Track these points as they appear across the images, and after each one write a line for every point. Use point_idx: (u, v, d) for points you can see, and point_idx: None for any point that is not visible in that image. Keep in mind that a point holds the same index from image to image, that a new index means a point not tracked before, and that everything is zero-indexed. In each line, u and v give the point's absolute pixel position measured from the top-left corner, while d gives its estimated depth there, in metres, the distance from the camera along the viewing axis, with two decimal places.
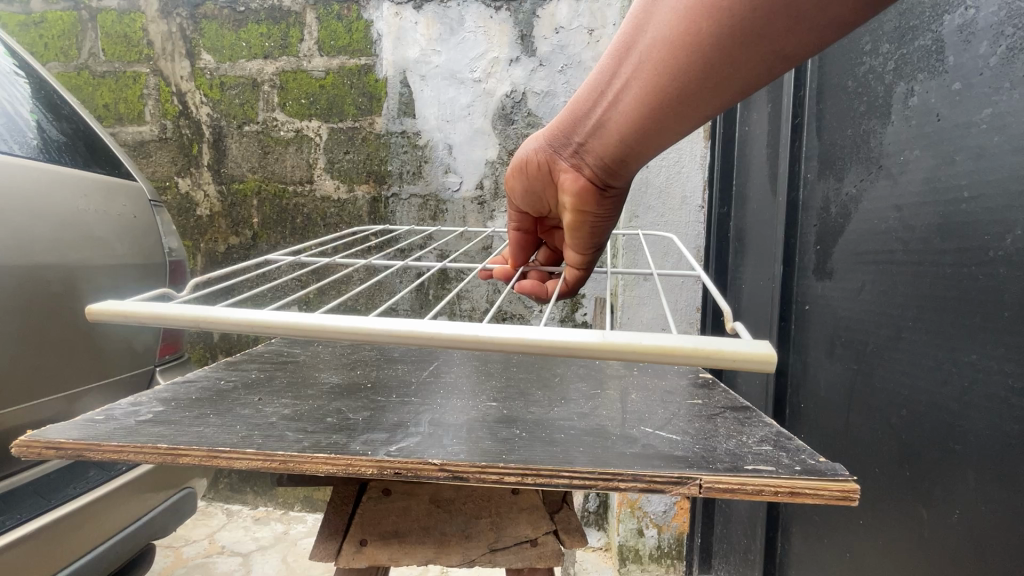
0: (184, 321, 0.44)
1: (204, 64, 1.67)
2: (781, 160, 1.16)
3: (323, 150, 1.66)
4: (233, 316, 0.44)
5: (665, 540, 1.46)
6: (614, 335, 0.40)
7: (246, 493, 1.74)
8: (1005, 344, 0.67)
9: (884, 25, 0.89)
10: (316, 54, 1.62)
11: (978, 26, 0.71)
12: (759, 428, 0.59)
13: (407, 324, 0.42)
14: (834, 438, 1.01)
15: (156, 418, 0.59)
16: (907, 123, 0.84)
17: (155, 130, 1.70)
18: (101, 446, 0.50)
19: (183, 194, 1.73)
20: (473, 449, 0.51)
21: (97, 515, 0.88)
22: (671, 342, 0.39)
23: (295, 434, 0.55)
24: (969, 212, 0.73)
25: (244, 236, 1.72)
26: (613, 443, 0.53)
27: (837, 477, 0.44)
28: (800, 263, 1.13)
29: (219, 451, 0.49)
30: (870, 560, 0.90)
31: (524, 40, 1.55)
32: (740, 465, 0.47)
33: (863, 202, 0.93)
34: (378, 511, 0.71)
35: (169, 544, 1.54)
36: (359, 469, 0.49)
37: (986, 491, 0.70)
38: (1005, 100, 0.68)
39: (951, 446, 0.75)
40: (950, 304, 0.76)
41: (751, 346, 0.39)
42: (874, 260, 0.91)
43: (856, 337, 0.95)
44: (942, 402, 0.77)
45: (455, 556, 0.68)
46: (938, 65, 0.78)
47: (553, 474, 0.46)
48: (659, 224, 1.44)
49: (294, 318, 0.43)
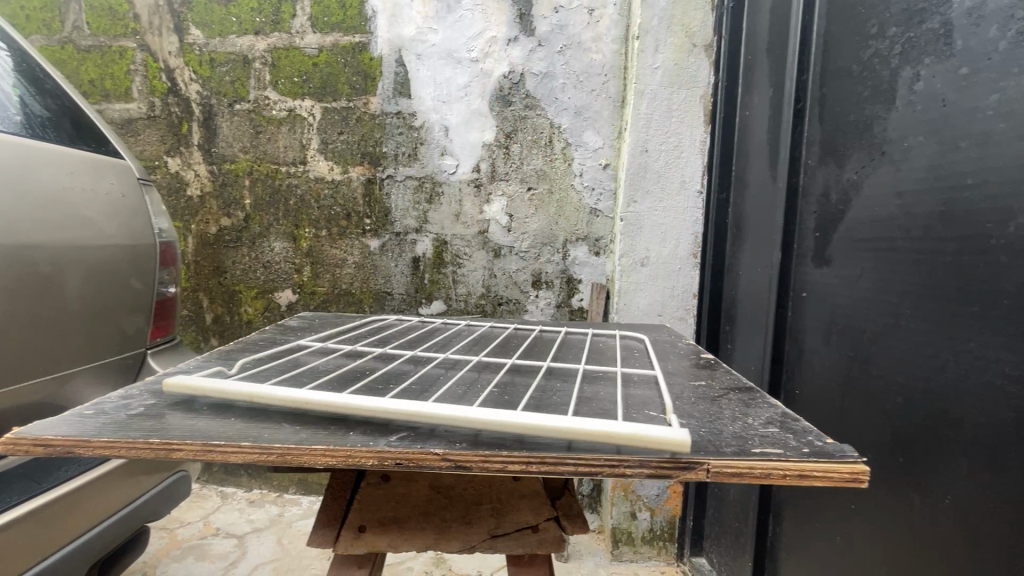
0: (241, 396, 0.54)
1: (192, 39, 1.62)
2: (782, 145, 1.15)
3: (316, 131, 1.63)
4: (278, 392, 0.53)
5: (657, 522, 1.49)
6: (564, 419, 0.47)
7: (240, 475, 1.74)
8: (1004, 333, 0.68)
9: (891, 7, 0.88)
10: (310, 31, 1.58)
11: (988, 9, 0.70)
12: (764, 409, 0.58)
13: (416, 403, 0.51)
14: (828, 425, 1.01)
15: (148, 411, 0.56)
16: (911, 108, 0.83)
17: (142, 107, 1.65)
18: (92, 442, 0.48)
19: (173, 174, 1.69)
20: (473, 433, 0.50)
21: (92, 496, 0.87)
22: (611, 429, 0.46)
23: (292, 425, 0.53)
24: (971, 200, 0.73)
25: (235, 218, 1.69)
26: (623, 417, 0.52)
27: (845, 459, 0.44)
28: (798, 249, 1.12)
29: (214, 445, 0.48)
30: (861, 543, 0.91)
31: (522, 19, 1.52)
32: (748, 448, 0.47)
33: (863, 189, 0.93)
34: (378, 497, 0.71)
35: (163, 525, 1.53)
36: (358, 461, 0.48)
37: (978, 476, 0.71)
38: (1013, 86, 0.67)
39: (944, 433, 0.76)
40: (949, 294, 0.76)
41: (671, 431, 0.45)
42: (873, 248, 0.90)
43: (854, 325, 0.95)
44: (938, 390, 0.77)
45: (455, 543, 0.68)
46: (945, 49, 0.77)
47: (558, 461, 0.46)
48: (657, 210, 1.44)
49: (328, 398, 0.52)
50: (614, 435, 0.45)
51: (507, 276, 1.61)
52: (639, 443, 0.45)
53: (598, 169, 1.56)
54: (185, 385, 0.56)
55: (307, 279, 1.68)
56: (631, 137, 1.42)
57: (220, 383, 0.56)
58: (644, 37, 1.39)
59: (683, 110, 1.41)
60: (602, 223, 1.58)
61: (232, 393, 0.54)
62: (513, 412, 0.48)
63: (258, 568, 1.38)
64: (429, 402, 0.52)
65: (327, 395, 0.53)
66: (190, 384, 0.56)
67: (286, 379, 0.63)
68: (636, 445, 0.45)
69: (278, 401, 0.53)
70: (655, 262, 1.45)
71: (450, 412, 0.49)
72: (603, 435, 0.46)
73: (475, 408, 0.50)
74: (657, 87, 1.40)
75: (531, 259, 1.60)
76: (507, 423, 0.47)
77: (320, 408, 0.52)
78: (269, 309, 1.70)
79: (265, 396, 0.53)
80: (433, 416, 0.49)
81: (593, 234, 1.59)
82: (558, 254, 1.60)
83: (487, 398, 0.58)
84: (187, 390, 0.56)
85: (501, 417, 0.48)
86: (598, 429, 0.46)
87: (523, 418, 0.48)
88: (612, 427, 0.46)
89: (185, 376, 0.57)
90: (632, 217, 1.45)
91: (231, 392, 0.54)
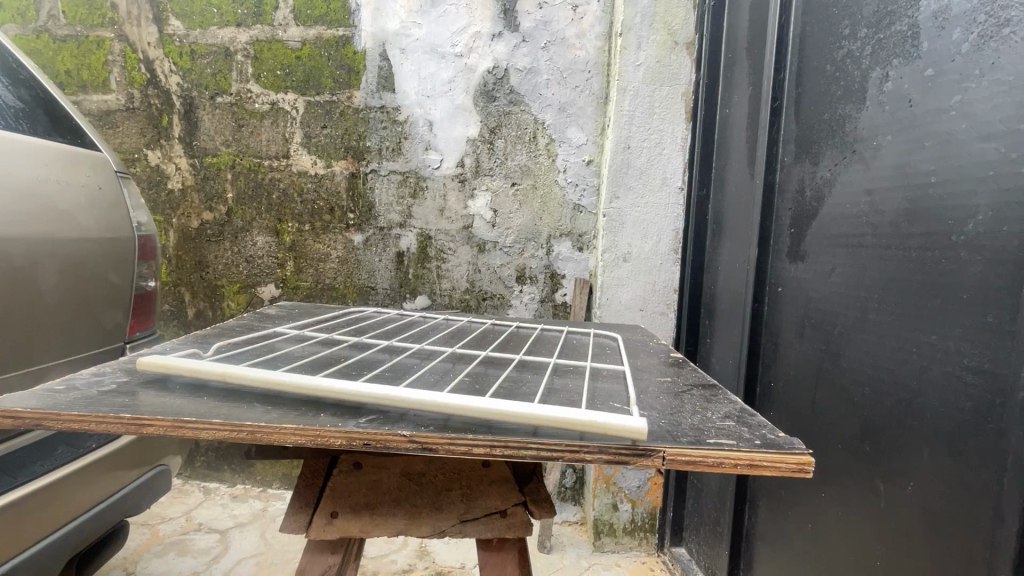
0: (214, 376, 0.55)
1: (172, 30, 1.60)
2: (760, 144, 1.17)
3: (299, 125, 1.62)
4: (252, 374, 0.54)
5: (638, 513, 1.52)
6: (530, 406, 0.48)
7: (224, 470, 1.74)
8: (962, 325, 0.70)
9: (862, 9, 0.90)
10: (292, 24, 1.57)
11: (953, 12, 0.72)
12: (724, 404, 0.60)
13: (388, 387, 0.52)
14: (801, 417, 1.04)
15: (119, 388, 0.56)
16: (880, 108, 0.85)
17: (121, 99, 1.63)
18: (61, 415, 0.48)
19: (153, 167, 1.66)
20: (442, 419, 0.52)
21: (69, 490, 0.87)
22: (574, 416, 0.47)
23: (264, 405, 0.53)
24: (934, 197, 0.75)
25: (217, 212, 1.67)
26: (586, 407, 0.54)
27: (793, 450, 0.46)
28: (775, 246, 1.15)
29: (185, 421, 0.48)
30: (831, 531, 0.94)
31: (506, 15, 1.52)
32: (703, 438, 0.49)
33: (836, 186, 0.95)
34: (349, 485, 0.71)
35: (144, 521, 1.52)
36: (327, 440, 0.48)
37: (937, 464, 0.73)
38: (974, 87, 0.70)
39: (908, 423, 0.78)
40: (913, 288, 0.78)
41: (631, 419, 0.47)
42: (845, 244, 0.93)
43: (826, 319, 0.97)
44: (902, 381, 0.79)
45: (425, 527, 0.70)
46: (912, 51, 0.79)
47: (521, 446, 0.47)
48: (639, 206, 1.46)
49: (301, 380, 0.53)
50: (577, 421, 0.47)
51: (491, 271, 1.62)
52: (602, 430, 0.47)
53: (581, 166, 1.58)
54: (159, 364, 0.56)
55: (290, 274, 1.67)
56: (613, 133, 1.44)
57: (195, 361, 0.56)
58: (627, 34, 1.40)
59: (665, 107, 1.43)
60: (585, 219, 1.60)
61: (205, 373, 0.55)
62: (482, 397, 0.50)
63: (240, 562, 1.37)
64: (401, 387, 0.53)
65: (301, 378, 0.53)
66: (165, 361, 0.56)
67: (261, 363, 0.64)
68: (597, 430, 0.47)
69: (252, 382, 0.54)
70: (636, 258, 1.47)
71: (421, 397, 0.50)
72: (567, 422, 0.47)
73: (444, 394, 0.51)
74: (639, 84, 1.42)
75: (515, 254, 1.61)
76: (475, 406, 0.49)
77: (292, 389, 0.53)
78: (252, 303, 1.69)
79: (239, 378, 0.54)
80: (404, 400, 0.50)
81: (576, 230, 1.60)
82: (542, 249, 1.61)
83: (458, 387, 0.59)
84: (161, 369, 0.56)
85: (470, 402, 0.49)
86: (563, 415, 0.47)
87: (491, 402, 0.49)
88: (577, 415, 0.48)
89: (161, 355, 0.57)
90: (615, 213, 1.46)
91: (205, 371, 0.55)
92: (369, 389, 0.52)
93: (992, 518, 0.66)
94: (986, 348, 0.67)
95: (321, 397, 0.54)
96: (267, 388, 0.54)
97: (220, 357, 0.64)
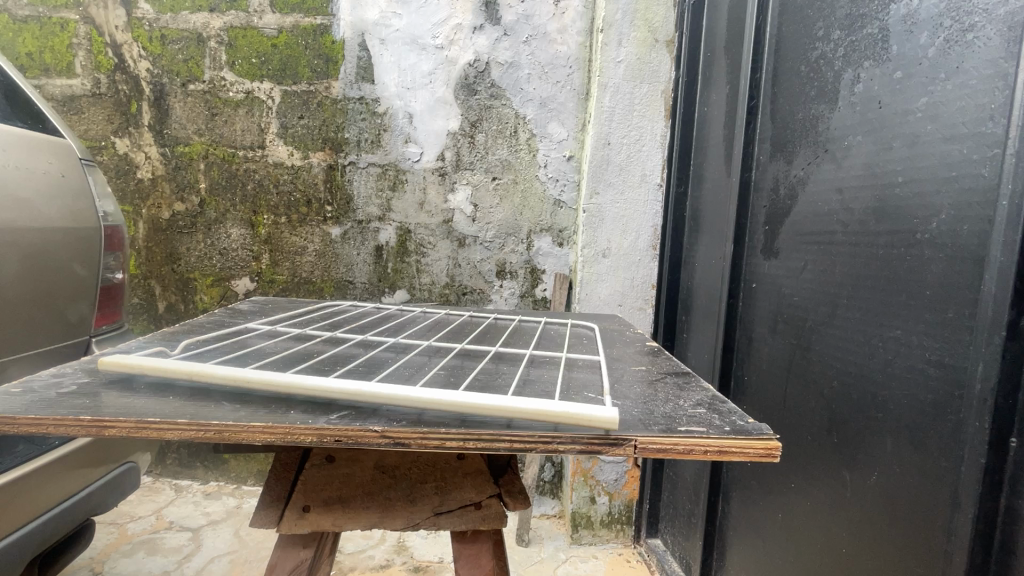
0: (179, 374, 0.53)
1: (141, 14, 1.55)
2: (735, 142, 1.19)
3: (275, 115, 1.58)
4: (220, 371, 0.53)
5: (615, 506, 1.54)
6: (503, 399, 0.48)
7: (196, 467, 1.70)
8: (925, 321, 0.73)
9: (836, 11, 0.92)
10: (268, 11, 1.54)
11: (920, 16, 0.75)
12: (696, 391, 0.62)
13: (362, 384, 0.51)
14: (772, 409, 1.06)
15: (81, 390, 0.54)
16: (852, 109, 0.87)
17: (86, 84, 1.57)
18: (17, 419, 0.46)
19: (120, 155, 1.61)
20: (416, 413, 0.51)
21: (31, 489, 0.83)
22: (547, 407, 0.47)
23: (232, 404, 0.52)
24: (901, 196, 0.77)
25: (189, 203, 1.62)
26: (558, 397, 0.54)
27: (760, 437, 0.47)
28: (750, 242, 1.17)
29: (148, 422, 0.47)
30: (798, 519, 0.97)
31: (487, 7, 1.51)
32: (674, 426, 0.50)
33: (808, 184, 0.97)
34: (322, 478, 0.70)
35: (112, 520, 1.48)
36: (297, 438, 0.47)
37: (900, 454, 0.76)
38: (939, 90, 0.72)
39: (873, 415, 0.81)
40: (880, 285, 0.81)
41: (602, 410, 0.47)
42: (816, 241, 0.95)
43: (797, 314, 1.00)
44: (868, 373, 0.82)
45: (399, 520, 0.70)
46: (882, 54, 0.81)
47: (494, 439, 0.47)
48: (618, 202, 1.47)
49: (272, 377, 0.52)
50: (551, 413, 0.47)
51: (472, 265, 1.62)
52: (574, 420, 0.47)
53: (562, 161, 1.58)
54: (122, 363, 0.54)
55: (266, 267, 1.64)
56: (592, 129, 1.45)
57: (160, 360, 0.54)
58: (608, 31, 1.41)
59: (644, 104, 1.45)
60: (565, 214, 1.60)
61: (171, 372, 0.53)
62: (455, 390, 0.49)
63: (213, 561, 1.35)
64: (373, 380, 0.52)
65: (270, 374, 0.52)
66: (129, 361, 0.54)
67: (230, 359, 0.63)
68: (570, 421, 0.47)
69: (219, 380, 0.52)
70: (616, 254, 1.49)
71: (393, 391, 0.50)
72: (540, 413, 0.47)
73: (417, 388, 0.50)
74: (620, 81, 1.43)
75: (496, 248, 1.61)
76: (447, 400, 0.49)
77: (260, 386, 0.52)
78: (225, 298, 1.65)
79: (206, 376, 0.53)
80: (375, 394, 0.50)
81: (557, 226, 1.61)
82: (523, 245, 1.61)
83: (432, 380, 0.59)
84: (124, 368, 0.55)
85: (442, 396, 0.49)
86: (536, 407, 0.47)
87: (464, 395, 0.49)
88: (550, 407, 0.48)
89: (124, 353, 0.55)
90: (595, 208, 1.47)
91: (169, 369, 0.53)
92: (340, 384, 0.51)
93: (950, 506, 0.68)
94: (946, 342, 0.70)
95: (291, 393, 0.53)
96: (235, 385, 0.53)
97: (187, 355, 0.62)
